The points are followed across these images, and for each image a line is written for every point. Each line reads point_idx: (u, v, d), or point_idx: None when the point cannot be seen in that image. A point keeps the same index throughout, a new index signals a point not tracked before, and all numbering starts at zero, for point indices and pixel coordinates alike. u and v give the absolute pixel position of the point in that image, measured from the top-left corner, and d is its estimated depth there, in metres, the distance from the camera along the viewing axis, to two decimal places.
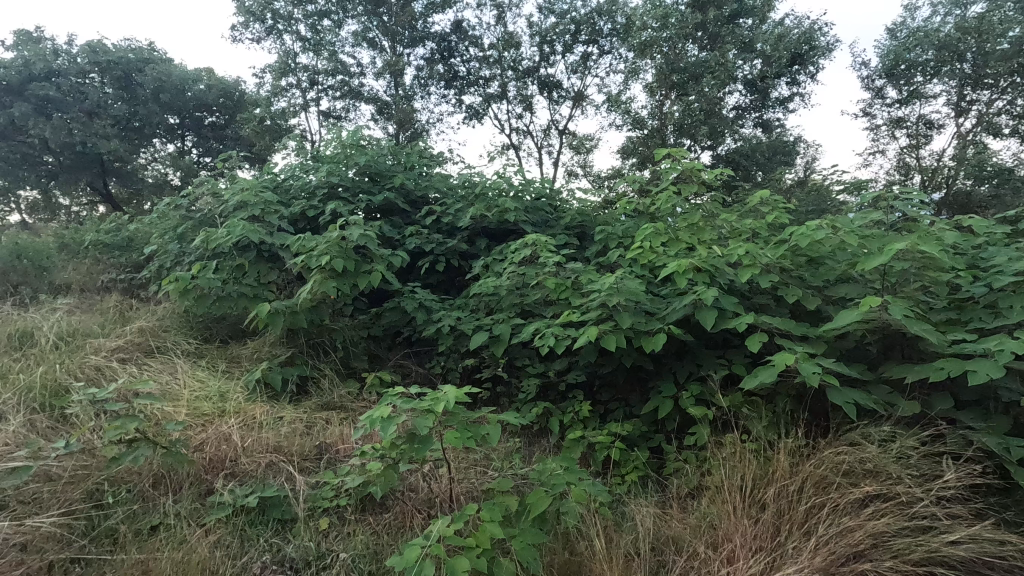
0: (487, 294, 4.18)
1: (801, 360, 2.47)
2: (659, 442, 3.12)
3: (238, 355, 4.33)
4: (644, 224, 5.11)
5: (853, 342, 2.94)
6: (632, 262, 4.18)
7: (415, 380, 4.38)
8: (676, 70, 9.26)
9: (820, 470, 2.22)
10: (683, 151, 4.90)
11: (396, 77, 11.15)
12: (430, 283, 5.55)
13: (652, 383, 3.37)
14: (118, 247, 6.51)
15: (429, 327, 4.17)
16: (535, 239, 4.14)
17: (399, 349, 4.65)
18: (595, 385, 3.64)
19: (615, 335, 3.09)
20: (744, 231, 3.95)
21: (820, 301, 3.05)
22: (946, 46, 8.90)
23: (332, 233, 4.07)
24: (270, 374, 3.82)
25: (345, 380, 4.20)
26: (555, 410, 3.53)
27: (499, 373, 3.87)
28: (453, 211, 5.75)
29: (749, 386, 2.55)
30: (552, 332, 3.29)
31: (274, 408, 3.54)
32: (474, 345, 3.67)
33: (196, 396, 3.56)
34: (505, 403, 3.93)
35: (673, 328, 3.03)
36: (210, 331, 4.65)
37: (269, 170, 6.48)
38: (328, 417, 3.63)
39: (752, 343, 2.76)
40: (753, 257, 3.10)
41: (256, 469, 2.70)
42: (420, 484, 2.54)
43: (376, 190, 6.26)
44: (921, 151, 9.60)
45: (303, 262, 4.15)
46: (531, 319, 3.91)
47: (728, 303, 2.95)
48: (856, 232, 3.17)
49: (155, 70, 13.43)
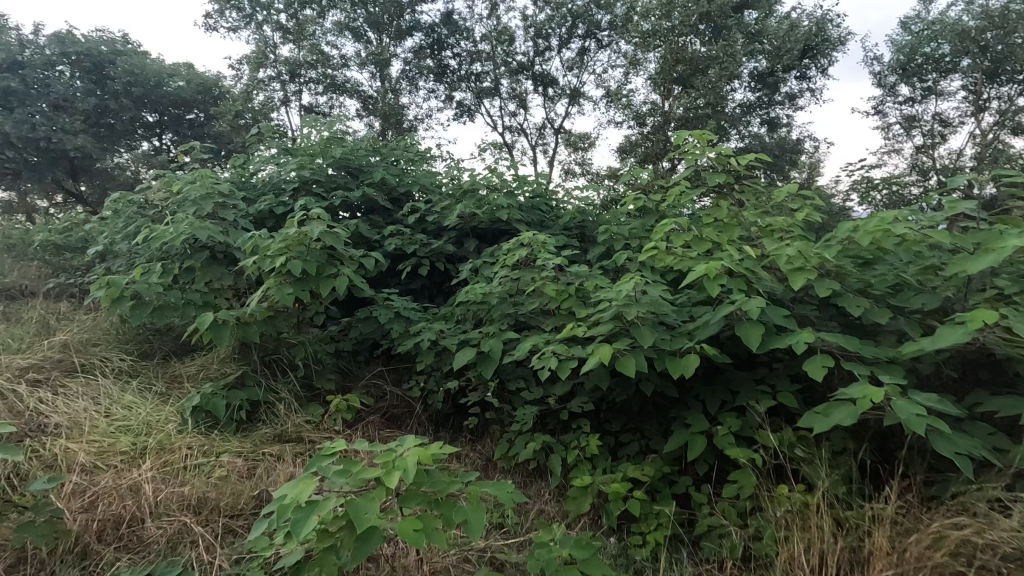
0: (475, 302, 3.54)
1: (894, 397, 1.84)
2: (688, 489, 2.51)
3: (180, 374, 3.67)
4: (653, 223, 4.51)
5: (931, 365, 2.35)
6: (644, 265, 3.58)
7: (390, 403, 3.75)
8: (681, 61, 8.69)
9: (934, 555, 1.63)
10: (709, 134, 4.10)
11: (381, 69, 10.53)
12: (412, 290, 4.93)
13: (675, 413, 2.75)
14: (65, 248, 5.83)
15: (405, 341, 3.53)
16: (530, 237, 3.52)
17: (374, 366, 4.00)
18: (605, 413, 3.04)
19: (633, 356, 2.47)
20: (780, 228, 3.36)
21: (889, 314, 2.46)
22: (966, 37, 8.41)
23: (290, 230, 3.40)
24: (212, 399, 3.18)
25: (307, 404, 3.56)
26: (555, 445, 2.91)
27: (490, 398, 3.24)
28: (440, 210, 5.14)
29: (819, 429, 1.89)
30: (553, 350, 2.66)
31: (213, 444, 2.91)
32: (459, 363, 3.03)
33: (117, 430, 2.93)
34: (496, 433, 3.32)
35: (707, 348, 2.40)
36: (151, 345, 3.97)
37: (235, 163, 5.83)
38: (282, 453, 3.00)
39: (815, 371, 2.13)
40: (807, 256, 2.49)
41: (163, 535, 2.07)
42: (382, 562, 1.90)
43: (355, 185, 5.64)
44: (937, 151, 9.10)
45: (256, 265, 3.49)
46: (527, 334, 3.29)
47: (777, 316, 2.33)
48: (929, 229, 2.57)
49: (127, 62, 12.73)
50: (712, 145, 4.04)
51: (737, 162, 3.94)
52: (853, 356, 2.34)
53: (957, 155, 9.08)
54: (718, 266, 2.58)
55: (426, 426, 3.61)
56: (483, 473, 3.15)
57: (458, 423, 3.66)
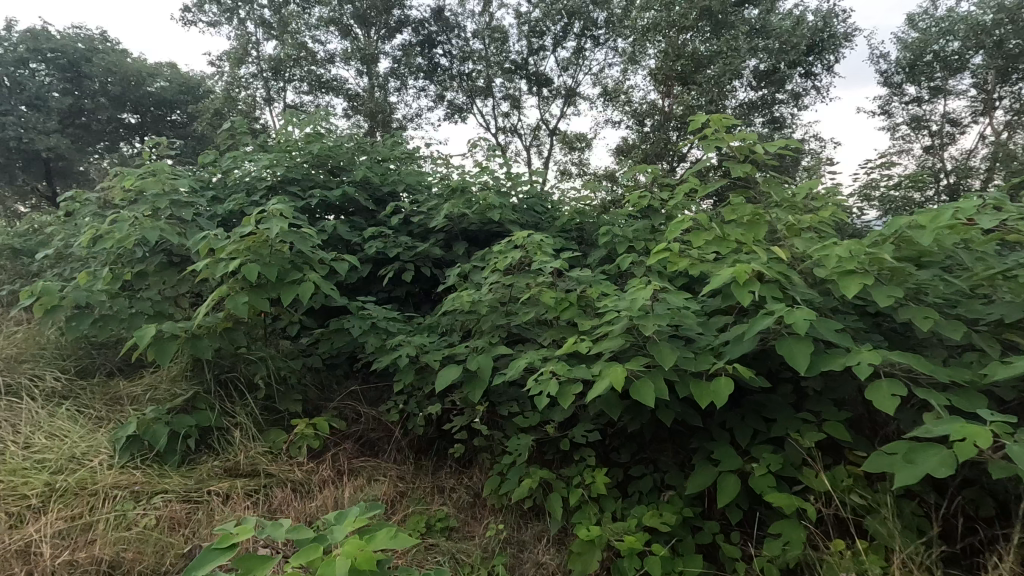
0: (461, 311, 3.10)
1: (1004, 440, 1.40)
2: (716, 540, 2.08)
3: (123, 395, 3.20)
4: (660, 224, 4.10)
5: (1014, 389, 1.92)
6: (654, 270, 3.15)
7: (366, 426, 3.29)
8: (681, 58, 8.31)
9: None
10: (730, 119, 3.00)
11: (367, 65, 10.11)
12: (397, 297, 4.47)
13: (698, 444, 2.32)
14: (21, 253, 5.36)
15: (381, 356, 3.07)
16: (524, 237, 3.09)
17: (349, 383, 3.54)
18: (612, 441, 2.62)
19: (650, 379, 2.03)
20: (808, 226, 2.95)
21: (961, 327, 2.04)
22: (977, 32, 8.08)
23: (246, 229, 2.93)
24: (152, 426, 2.70)
25: (267, 429, 3.09)
26: (555, 481, 2.48)
27: (478, 423, 2.81)
28: (427, 210, 4.70)
29: (902, 483, 1.45)
30: (551, 371, 2.22)
31: (145, 483, 2.45)
32: (443, 384, 2.57)
33: (31, 467, 2.47)
34: (485, 464, 2.88)
35: (742, 369, 1.97)
36: (93, 360, 3.49)
37: (203, 160, 5.38)
38: (231, 491, 2.57)
39: (884, 401, 1.69)
40: (860, 256, 2.05)
41: None
42: None
43: (334, 184, 5.19)
44: (947, 152, 8.76)
45: (208, 269, 3.03)
46: (520, 348, 2.85)
47: (828, 331, 1.89)
48: (1001, 225, 2.14)
49: (105, 60, 12.29)
50: (734, 129, 3.04)
51: (766, 152, 3.00)
52: (920, 379, 1.92)
53: (968, 156, 8.75)
54: (749, 270, 2.16)
55: (407, 454, 3.15)
56: (471, 511, 2.70)
57: (443, 450, 3.22)
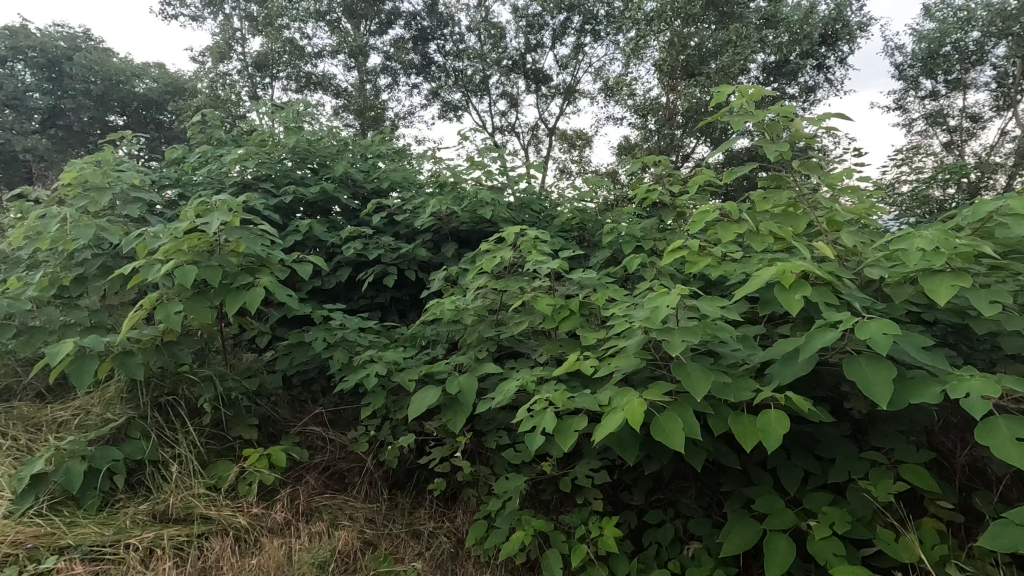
0: (441, 321, 2.61)
1: None
2: None
3: (47, 422, 2.73)
4: (671, 222, 3.62)
5: None
6: (669, 274, 2.68)
7: (332, 456, 2.79)
8: (686, 50, 7.87)
9: None
10: (761, 91, 2.51)
11: (355, 58, 9.66)
12: (378, 305, 3.99)
13: (733, 489, 1.85)
14: None
15: (347, 374, 2.59)
16: (515, 233, 2.60)
17: (316, 405, 3.05)
18: (622, 478, 2.16)
19: (678, 414, 1.55)
20: (852, 218, 2.48)
21: None
22: (998, 22, 7.67)
23: (183, 225, 2.45)
24: (65, 462, 2.22)
25: (213, 460, 2.59)
26: (554, 531, 2.02)
27: (461, 454, 2.34)
28: (411, 208, 4.24)
29: None
30: (549, 399, 1.75)
31: (43, 542, 1.98)
32: (416, 411, 2.09)
33: None
34: (470, 502, 2.41)
35: (799, 399, 1.48)
36: (19, 380, 3.02)
37: (169, 155, 4.92)
38: (155, 545, 2.08)
39: (1010, 451, 1.22)
40: (948, 249, 1.57)
41: None
42: None
43: (312, 181, 4.73)
44: (965, 148, 8.32)
45: (142, 274, 2.56)
46: (509, 366, 2.38)
47: (917, 349, 1.42)
48: None
49: (87, 57, 11.93)
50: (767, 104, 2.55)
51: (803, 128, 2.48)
52: None
53: (989, 153, 8.29)
54: (796, 269, 1.67)
55: (380, 489, 2.68)
56: (453, 564, 2.22)
57: (423, 484, 2.74)
